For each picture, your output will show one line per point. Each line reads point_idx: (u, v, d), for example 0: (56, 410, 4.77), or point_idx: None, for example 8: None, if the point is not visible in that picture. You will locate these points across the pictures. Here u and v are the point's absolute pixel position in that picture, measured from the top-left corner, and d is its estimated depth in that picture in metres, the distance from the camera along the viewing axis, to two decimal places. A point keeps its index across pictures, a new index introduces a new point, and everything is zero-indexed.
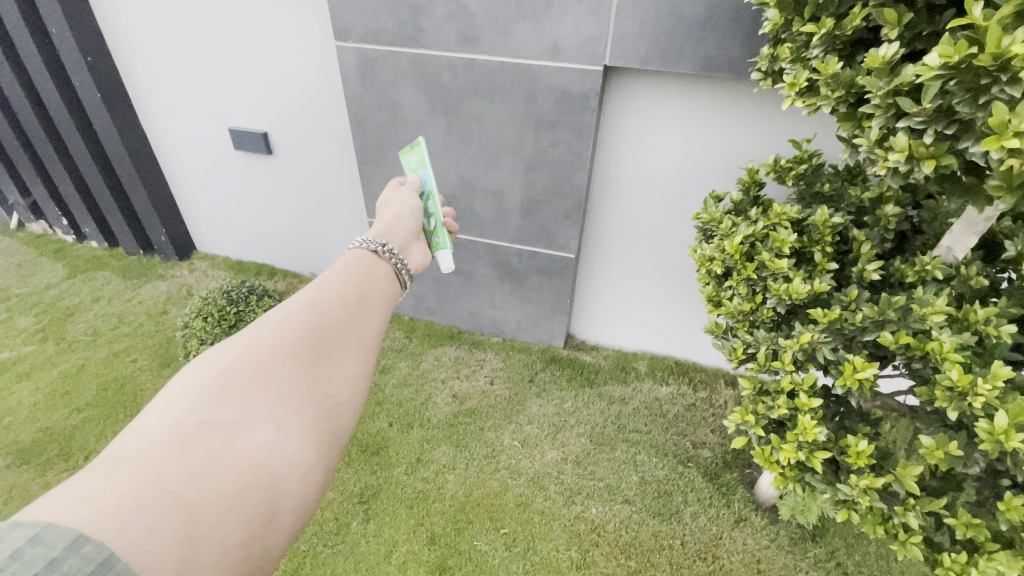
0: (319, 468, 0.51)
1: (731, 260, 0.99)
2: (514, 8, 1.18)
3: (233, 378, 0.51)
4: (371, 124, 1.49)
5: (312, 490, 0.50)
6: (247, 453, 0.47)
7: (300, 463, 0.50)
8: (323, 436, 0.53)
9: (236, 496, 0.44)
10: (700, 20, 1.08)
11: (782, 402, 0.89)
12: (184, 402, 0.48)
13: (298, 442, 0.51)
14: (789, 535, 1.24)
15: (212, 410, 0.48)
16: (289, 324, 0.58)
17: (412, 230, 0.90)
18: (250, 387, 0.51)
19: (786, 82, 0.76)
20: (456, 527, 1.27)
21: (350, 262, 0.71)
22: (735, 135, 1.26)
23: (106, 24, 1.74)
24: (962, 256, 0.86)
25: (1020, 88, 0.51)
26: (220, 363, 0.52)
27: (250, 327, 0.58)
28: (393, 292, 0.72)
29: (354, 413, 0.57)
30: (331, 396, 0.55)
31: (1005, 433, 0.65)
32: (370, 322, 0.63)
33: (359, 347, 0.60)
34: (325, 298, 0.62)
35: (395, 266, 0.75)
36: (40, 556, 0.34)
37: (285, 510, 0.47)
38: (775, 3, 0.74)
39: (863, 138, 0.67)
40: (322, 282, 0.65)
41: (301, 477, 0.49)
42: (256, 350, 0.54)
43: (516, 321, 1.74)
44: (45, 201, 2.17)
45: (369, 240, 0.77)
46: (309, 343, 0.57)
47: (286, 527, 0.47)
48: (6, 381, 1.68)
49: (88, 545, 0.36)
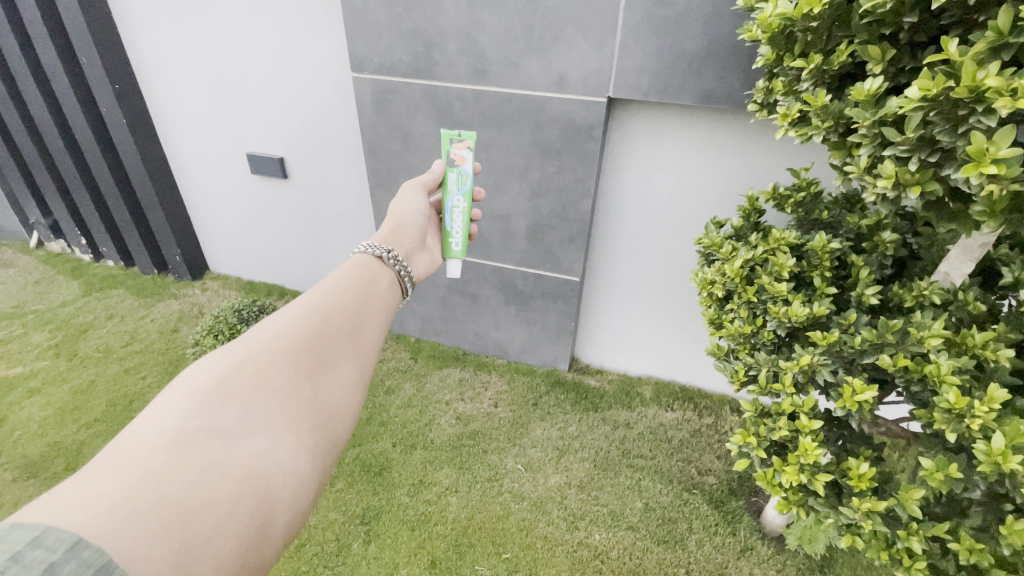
0: (312, 478, 0.53)
1: (731, 283, 1.02)
2: (523, 43, 1.24)
3: (231, 385, 0.53)
4: (384, 151, 1.54)
5: (304, 499, 0.52)
6: (244, 461, 0.48)
7: (294, 472, 0.51)
8: (318, 445, 0.55)
9: (232, 503, 0.45)
10: (700, 55, 1.13)
11: (783, 424, 0.90)
12: (184, 407, 0.50)
13: (294, 451, 0.52)
14: (797, 566, 1.22)
15: (211, 415, 0.50)
16: (289, 333, 0.60)
17: (416, 238, 0.94)
18: (249, 395, 0.53)
19: (780, 113, 0.80)
20: (458, 551, 1.26)
21: (354, 269, 0.73)
22: (734, 163, 1.30)
23: (136, 55, 1.84)
24: (959, 282, 0.88)
25: (995, 119, 0.54)
26: (219, 369, 0.54)
27: (248, 333, 0.59)
28: (394, 301, 0.75)
29: (348, 423, 0.60)
30: (327, 406, 0.58)
31: (1003, 455, 0.66)
32: (369, 333, 0.66)
33: (356, 359, 0.62)
34: (326, 307, 0.64)
35: (400, 273, 0.77)
36: (40, 559, 0.34)
37: (278, 519, 0.49)
38: (766, 41, 0.79)
39: (853, 166, 0.70)
40: (324, 289, 0.67)
41: (293, 487, 0.51)
42: (256, 357, 0.56)
43: (521, 344, 1.76)
44: (66, 221, 2.25)
45: (375, 244, 0.79)
46: (308, 353, 0.59)
47: (278, 535, 0.49)
48: (18, 396, 1.70)
49: (88, 549, 0.36)
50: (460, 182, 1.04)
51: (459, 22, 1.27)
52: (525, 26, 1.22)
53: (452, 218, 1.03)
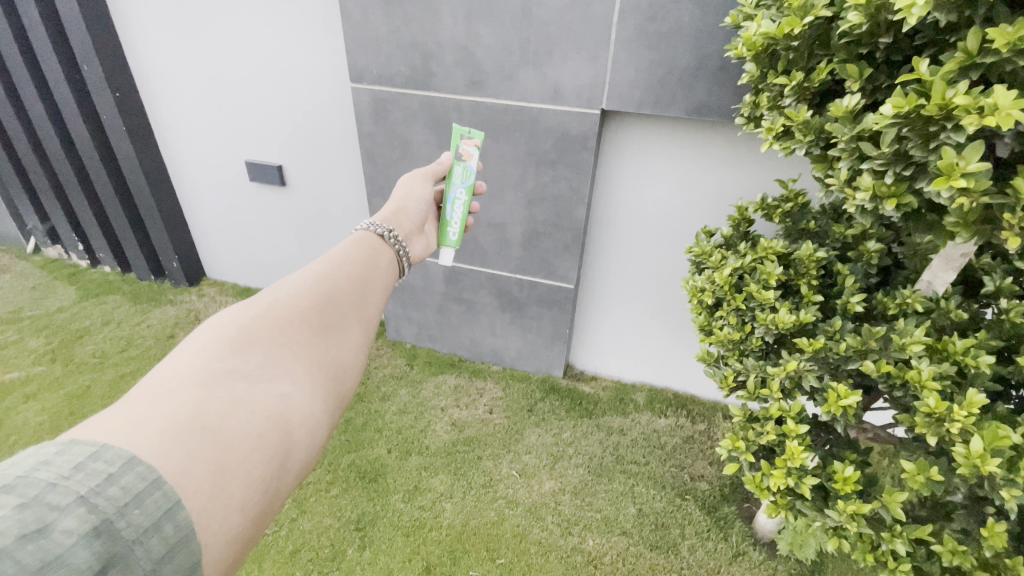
0: (326, 425, 0.54)
1: (721, 291, 1.04)
2: (518, 56, 1.28)
3: (253, 334, 0.54)
4: (382, 160, 1.57)
5: (318, 443, 0.53)
6: (266, 401, 0.49)
7: (310, 417, 0.52)
8: (331, 396, 0.56)
9: (258, 437, 0.47)
10: (690, 69, 1.17)
11: (771, 429, 0.92)
12: (209, 352, 0.50)
13: (310, 397, 0.53)
14: (787, 571, 1.23)
15: (235, 359, 0.51)
16: (305, 291, 0.60)
17: (415, 221, 0.94)
18: (268, 344, 0.54)
19: (764, 127, 0.83)
20: (453, 557, 1.27)
21: (357, 242, 0.73)
22: (724, 172, 1.33)
23: (137, 64, 1.87)
24: (942, 290, 0.91)
25: (963, 135, 0.57)
26: (241, 320, 0.55)
27: (266, 291, 0.60)
28: (393, 278, 0.74)
29: (357, 378, 0.61)
30: (340, 359, 0.58)
31: (981, 458, 0.68)
32: (374, 298, 0.66)
33: (364, 320, 0.63)
34: (337, 271, 0.65)
35: (398, 253, 0.77)
36: (101, 470, 0.37)
37: (296, 457, 0.50)
38: (751, 57, 0.82)
39: (834, 179, 0.73)
40: (334, 256, 0.68)
41: (310, 430, 0.52)
42: (274, 312, 0.57)
43: (516, 350, 1.78)
44: (64, 227, 2.26)
45: (377, 224, 0.79)
46: (322, 311, 0.60)
47: (296, 471, 0.50)
48: (14, 401, 1.70)
49: (141, 465, 0.38)
50: (464, 176, 1.08)
51: (456, 36, 1.30)
52: (521, 40, 1.25)
53: (453, 209, 1.07)
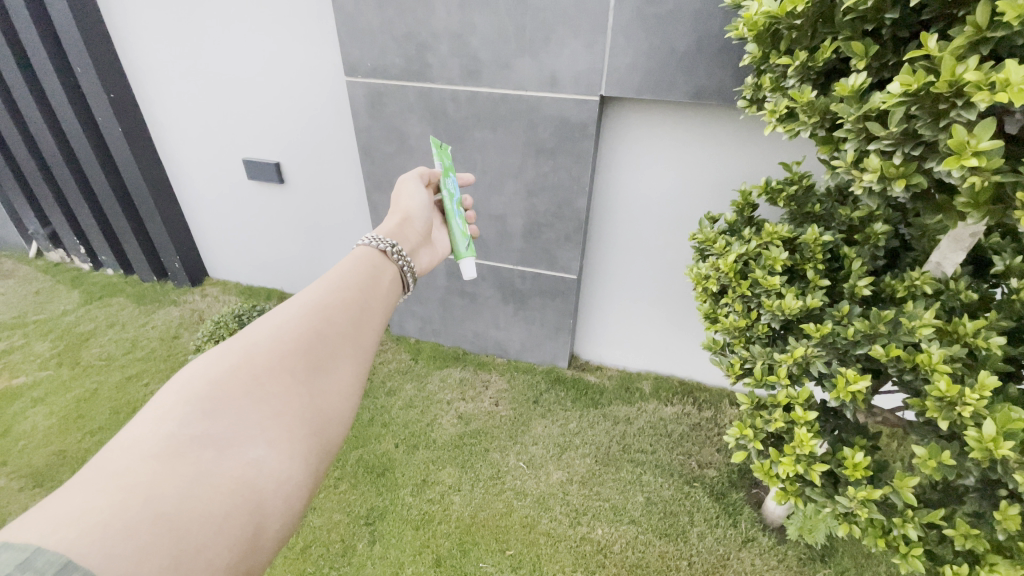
0: (306, 485, 0.52)
1: (725, 277, 1.02)
2: (514, 44, 1.25)
3: (225, 390, 0.51)
4: (379, 154, 1.55)
5: (297, 506, 0.51)
6: (234, 472, 0.47)
7: (286, 481, 0.50)
8: (313, 452, 0.53)
9: (223, 515, 0.45)
10: (689, 52, 1.14)
11: (778, 416, 0.91)
12: (175, 414, 0.48)
13: (286, 458, 0.51)
14: (797, 556, 1.23)
15: (203, 423, 0.48)
16: (287, 334, 0.58)
17: (421, 231, 0.90)
18: (242, 400, 0.51)
19: (768, 110, 0.81)
20: (462, 549, 1.28)
21: (357, 263, 0.71)
22: (726, 158, 1.31)
23: (129, 64, 1.85)
24: (951, 272, 0.89)
25: (974, 113, 0.55)
26: (213, 372, 0.52)
27: (246, 333, 0.58)
28: (394, 297, 0.72)
29: (344, 425, 0.58)
30: (323, 410, 0.56)
31: (993, 441, 0.67)
32: (370, 331, 0.64)
33: (353, 360, 0.60)
34: (327, 304, 0.62)
35: (402, 268, 0.76)
36: None
37: (270, 528, 0.48)
38: (753, 38, 0.81)
39: (841, 160, 0.71)
40: (324, 285, 0.65)
41: (286, 495, 0.50)
42: (252, 361, 0.54)
43: (520, 342, 1.77)
44: (64, 230, 2.25)
45: (380, 238, 0.77)
46: (303, 356, 0.57)
47: (269, 544, 0.48)
48: (21, 406, 1.71)
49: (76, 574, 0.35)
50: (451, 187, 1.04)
51: (450, 25, 1.28)
52: (516, 27, 1.23)
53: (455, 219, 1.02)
